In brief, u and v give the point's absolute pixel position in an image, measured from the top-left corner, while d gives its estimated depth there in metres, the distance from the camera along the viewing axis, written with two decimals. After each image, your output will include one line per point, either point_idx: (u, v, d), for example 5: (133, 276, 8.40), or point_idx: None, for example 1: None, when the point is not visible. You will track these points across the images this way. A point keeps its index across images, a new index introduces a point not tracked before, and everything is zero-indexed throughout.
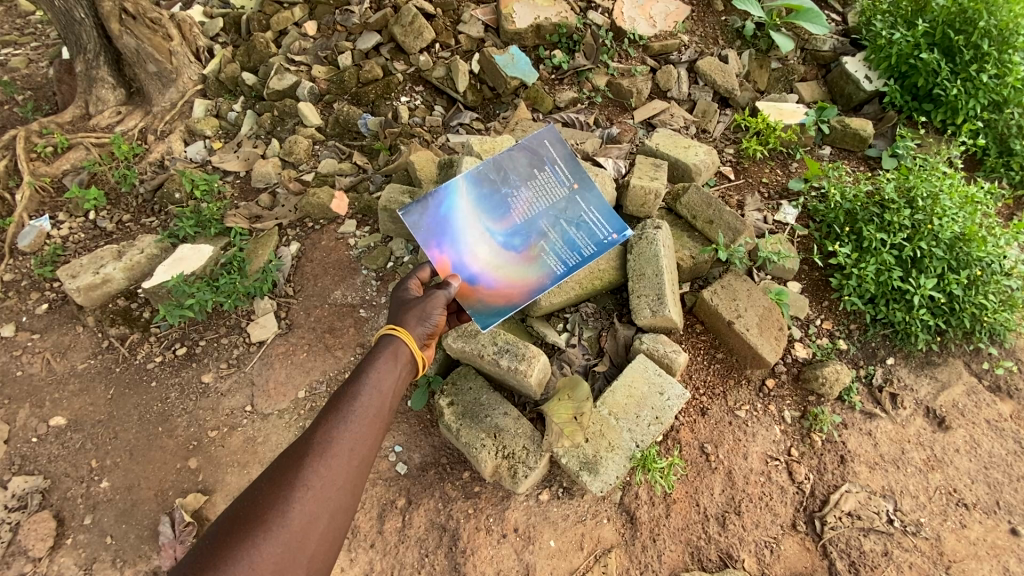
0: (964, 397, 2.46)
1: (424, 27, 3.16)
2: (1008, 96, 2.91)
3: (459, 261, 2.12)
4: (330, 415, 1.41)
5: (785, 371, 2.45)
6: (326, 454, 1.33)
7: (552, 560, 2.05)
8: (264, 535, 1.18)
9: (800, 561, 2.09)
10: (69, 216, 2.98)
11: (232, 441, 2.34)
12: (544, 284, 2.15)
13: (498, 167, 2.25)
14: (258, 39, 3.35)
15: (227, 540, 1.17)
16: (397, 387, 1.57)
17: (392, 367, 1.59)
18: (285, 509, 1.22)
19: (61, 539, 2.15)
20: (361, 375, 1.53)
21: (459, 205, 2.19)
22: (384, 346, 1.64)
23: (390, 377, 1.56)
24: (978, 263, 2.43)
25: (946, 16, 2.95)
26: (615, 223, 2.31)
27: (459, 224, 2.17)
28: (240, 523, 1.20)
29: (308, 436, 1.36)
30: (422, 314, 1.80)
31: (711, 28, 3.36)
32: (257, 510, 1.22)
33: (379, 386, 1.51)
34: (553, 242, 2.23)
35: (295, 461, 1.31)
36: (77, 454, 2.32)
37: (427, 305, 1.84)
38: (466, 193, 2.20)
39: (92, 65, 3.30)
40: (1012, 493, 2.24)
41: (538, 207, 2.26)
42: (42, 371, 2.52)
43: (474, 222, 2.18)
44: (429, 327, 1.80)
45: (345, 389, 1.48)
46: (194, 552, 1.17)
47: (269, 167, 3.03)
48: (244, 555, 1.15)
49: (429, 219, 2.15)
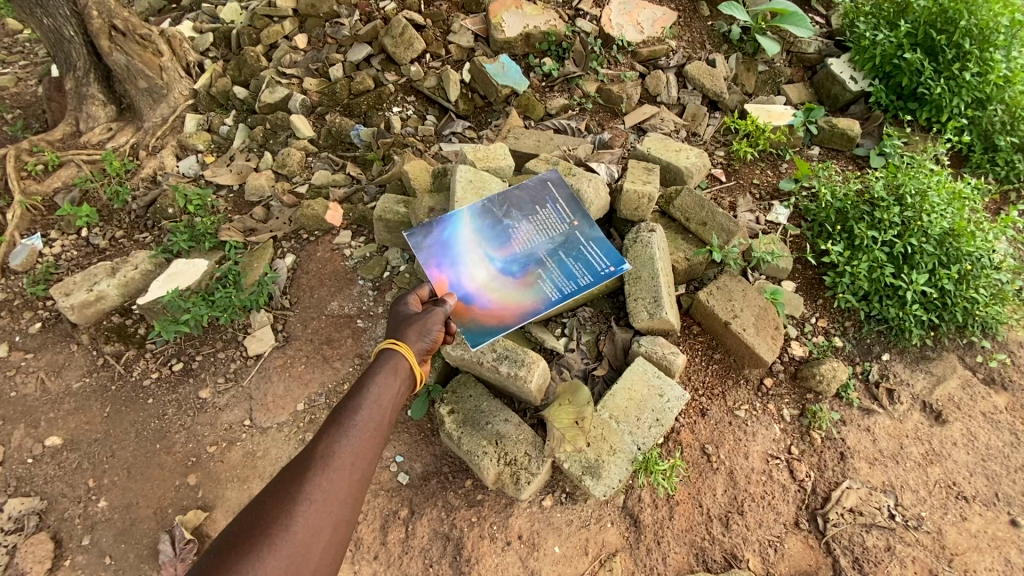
0: (960, 390, 2.48)
1: (415, 38, 3.19)
2: (990, 93, 2.97)
3: (456, 280, 2.16)
4: (332, 427, 1.41)
5: (783, 370, 2.47)
6: (329, 466, 1.33)
7: (557, 566, 2.04)
8: (269, 547, 1.18)
9: (804, 558, 2.09)
10: (61, 234, 2.96)
11: (232, 456, 2.33)
12: (538, 309, 2.17)
13: (503, 203, 2.39)
14: (249, 54, 3.37)
15: (230, 554, 1.16)
16: (399, 397, 1.58)
17: (393, 379, 1.59)
18: (288, 522, 1.22)
19: (59, 560, 2.12)
20: (363, 386, 1.54)
21: (461, 232, 2.29)
22: (385, 360, 1.64)
23: (390, 390, 1.56)
24: (969, 258, 2.47)
25: (928, 16, 3.00)
26: (614, 258, 2.33)
27: (460, 248, 2.25)
28: (244, 537, 1.19)
29: (310, 449, 1.37)
30: (422, 330, 1.80)
31: (698, 33, 3.40)
32: (260, 525, 1.21)
33: (379, 398, 1.51)
34: (550, 270, 2.27)
35: (298, 474, 1.31)
36: (74, 474, 2.30)
37: (427, 321, 1.84)
38: (470, 222, 2.31)
39: (82, 82, 3.30)
40: (1011, 484, 2.26)
41: (537, 239, 2.33)
42: (37, 392, 2.50)
43: (475, 247, 2.26)
44: (429, 342, 1.80)
45: (346, 403, 1.49)
46: (195, 569, 1.16)
47: (263, 180, 3.02)
48: (247, 570, 1.14)
49: (433, 241, 2.26)
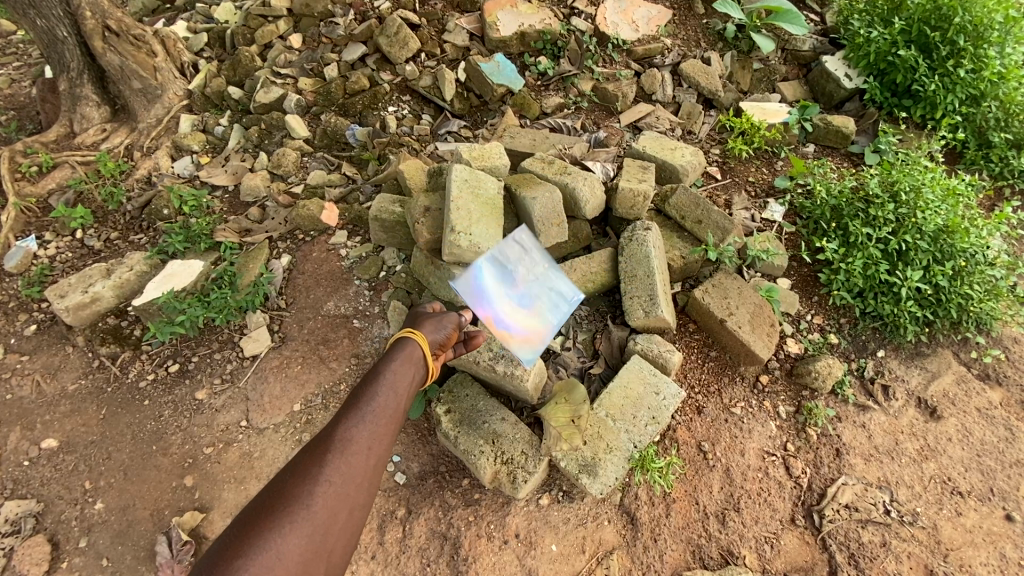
0: (954, 385, 2.49)
1: (410, 37, 3.18)
2: (984, 90, 2.98)
3: (500, 317, 1.96)
4: (350, 412, 1.43)
5: (779, 367, 2.47)
6: (348, 450, 1.34)
7: (554, 564, 2.04)
8: (290, 526, 1.18)
9: (800, 555, 2.10)
10: (56, 236, 2.96)
11: (228, 457, 2.32)
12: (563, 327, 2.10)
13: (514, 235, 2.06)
14: (244, 54, 3.36)
15: (250, 531, 1.16)
16: (412, 386, 1.61)
17: (408, 368, 1.62)
18: (309, 502, 1.23)
19: (56, 563, 2.12)
20: (380, 373, 1.56)
21: (490, 268, 1.98)
22: (400, 348, 1.66)
23: (405, 378, 1.58)
24: (963, 255, 2.48)
25: (922, 13, 3.01)
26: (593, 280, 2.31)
27: (494, 285, 1.97)
28: (265, 514, 1.19)
29: (328, 432, 1.38)
30: (435, 323, 1.86)
31: (693, 31, 3.41)
32: (281, 503, 1.22)
33: (395, 385, 1.54)
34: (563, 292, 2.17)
35: (318, 455, 1.32)
36: (70, 476, 2.30)
37: (441, 318, 1.89)
38: (496, 256, 2.00)
39: (76, 83, 3.29)
40: (1006, 479, 2.27)
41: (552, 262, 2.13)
42: (32, 394, 2.49)
43: (504, 280, 2.00)
44: (442, 335, 1.85)
45: (363, 388, 1.51)
46: (215, 545, 1.16)
47: (258, 180, 3.02)
48: (269, 546, 1.14)
49: (471, 287, 1.93)
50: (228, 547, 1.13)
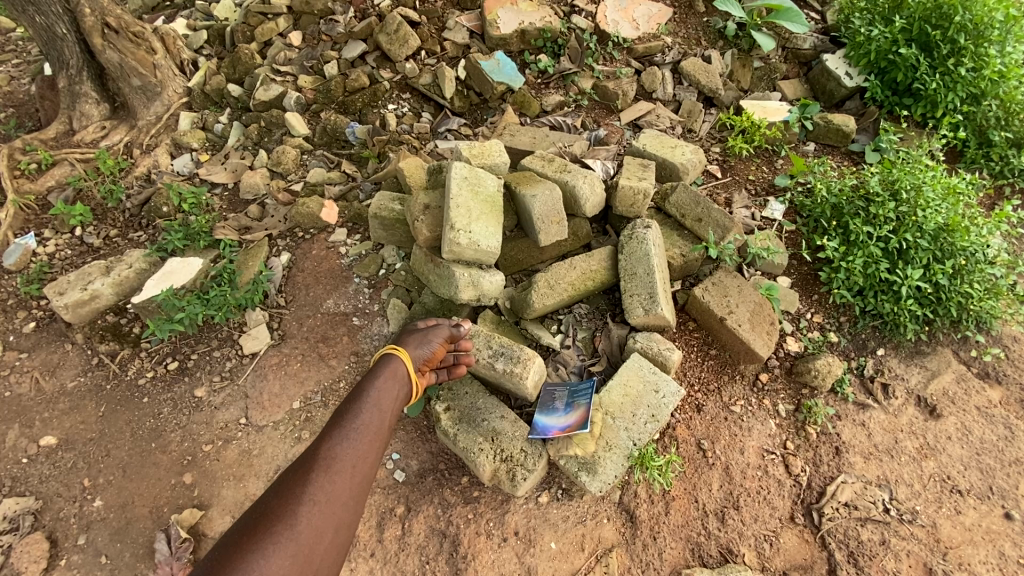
0: (954, 384, 2.49)
1: (410, 34, 3.17)
2: (985, 88, 2.97)
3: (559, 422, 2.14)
4: (333, 432, 1.46)
5: (779, 365, 2.47)
6: (332, 468, 1.37)
7: (554, 562, 2.04)
8: (275, 544, 1.19)
9: (799, 553, 2.10)
10: (55, 233, 2.95)
11: (227, 455, 2.32)
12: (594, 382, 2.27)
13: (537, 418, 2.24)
14: (243, 52, 3.36)
15: (235, 551, 1.16)
16: (394, 406, 1.67)
17: (389, 390, 1.68)
18: (294, 521, 1.24)
19: (54, 560, 2.11)
20: (361, 394, 1.62)
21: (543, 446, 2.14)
22: (380, 373, 1.74)
23: (387, 400, 1.64)
24: (963, 253, 2.47)
25: (923, 11, 3.00)
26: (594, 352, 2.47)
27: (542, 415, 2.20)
28: (250, 536, 1.19)
29: (312, 453, 1.40)
30: (421, 340, 1.98)
31: (694, 29, 3.40)
32: (265, 523, 1.22)
33: (377, 406, 1.59)
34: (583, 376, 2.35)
35: (303, 475, 1.34)
36: (69, 473, 2.29)
37: (428, 334, 2.02)
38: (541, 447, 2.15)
39: (75, 80, 3.27)
40: (1005, 478, 2.27)
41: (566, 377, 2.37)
42: (31, 391, 2.49)
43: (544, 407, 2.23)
44: (427, 351, 1.97)
45: (344, 411, 1.55)
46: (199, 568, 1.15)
47: (257, 178, 3.02)
48: (254, 567, 1.14)
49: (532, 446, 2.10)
50: (213, 568, 1.12)
